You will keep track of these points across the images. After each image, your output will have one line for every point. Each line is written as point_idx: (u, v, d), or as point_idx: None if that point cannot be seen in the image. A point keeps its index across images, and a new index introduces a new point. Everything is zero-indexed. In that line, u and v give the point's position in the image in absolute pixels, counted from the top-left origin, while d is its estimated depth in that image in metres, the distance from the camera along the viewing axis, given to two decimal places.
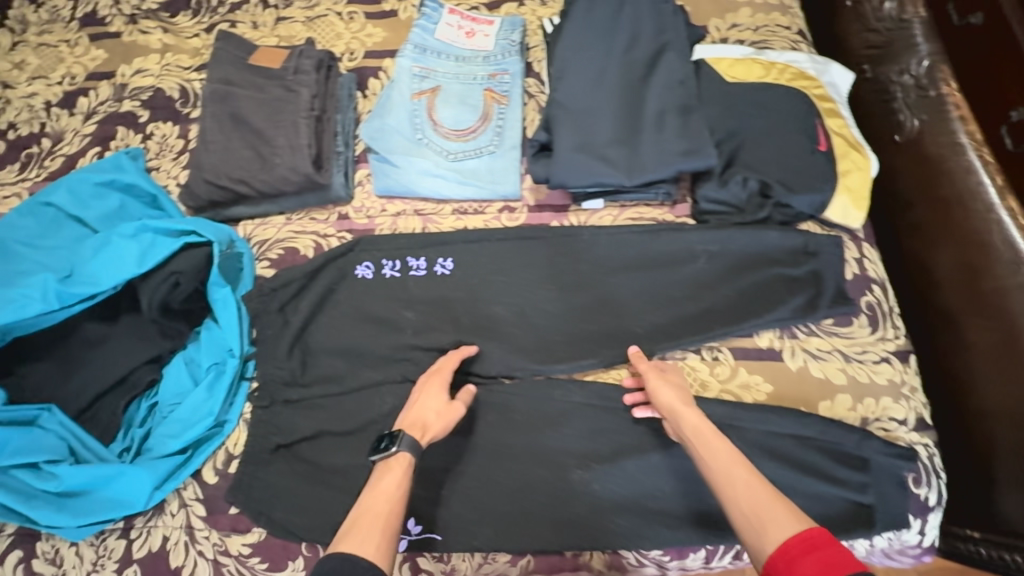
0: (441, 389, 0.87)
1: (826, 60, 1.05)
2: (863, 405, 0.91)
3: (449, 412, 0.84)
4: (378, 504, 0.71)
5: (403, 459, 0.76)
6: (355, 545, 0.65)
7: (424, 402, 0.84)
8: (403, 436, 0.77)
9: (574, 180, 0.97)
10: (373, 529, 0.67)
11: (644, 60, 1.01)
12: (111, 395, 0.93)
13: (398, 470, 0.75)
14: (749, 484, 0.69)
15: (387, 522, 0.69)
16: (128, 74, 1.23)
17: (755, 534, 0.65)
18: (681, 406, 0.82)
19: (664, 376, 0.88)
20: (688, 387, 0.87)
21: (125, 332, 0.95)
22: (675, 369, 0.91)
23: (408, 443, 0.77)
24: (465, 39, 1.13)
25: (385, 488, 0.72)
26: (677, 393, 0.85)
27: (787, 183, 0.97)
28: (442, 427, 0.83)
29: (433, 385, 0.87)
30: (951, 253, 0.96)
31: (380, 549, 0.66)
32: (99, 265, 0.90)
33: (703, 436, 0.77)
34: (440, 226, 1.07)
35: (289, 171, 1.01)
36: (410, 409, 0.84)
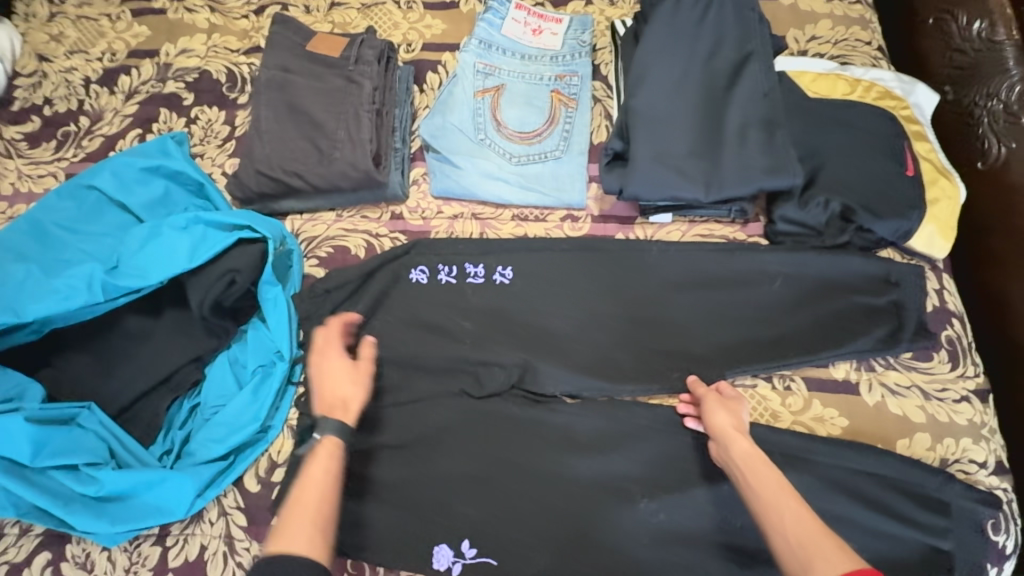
0: (339, 355, 0.85)
1: (913, 80, 1.00)
2: (942, 445, 0.87)
3: (359, 378, 0.83)
4: (306, 496, 0.72)
5: (331, 444, 0.77)
6: (285, 542, 0.66)
7: (332, 377, 0.83)
8: (323, 422, 0.79)
9: (650, 193, 0.93)
10: (304, 524, 0.68)
11: (724, 71, 0.97)
12: (155, 394, 0.89)
13: (326, 456, 0.76)
14: (795, 515, 0.67)
15: (318, 513, 0.70)
16: (172, 54, 1.17)
17: (800, 565, 0.63)
18: (736, 436, 0.79)
19: (724, 402, 0.84)
20: (745, 418, 0.83)
21: (171, 328, 0.91)
22: (737, 393, 0.86)
23: (333, 427, 0.78)
24: (532, 37, 1.08)
25: (309, 479, 0.73)
26: (733, 421, 0.81)
27: (871, 208, 0.92)
28: (358, 390, 0.82)
29: (328, 357, 0.85)
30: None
31: (313, 540, 0.67)
32: (147, 258, 0.86)
33: (750, 463, 0.75)
34: (499, 231, 1.02)
35: (348, 167, 0.96)
36: (323, 389, 0.83)
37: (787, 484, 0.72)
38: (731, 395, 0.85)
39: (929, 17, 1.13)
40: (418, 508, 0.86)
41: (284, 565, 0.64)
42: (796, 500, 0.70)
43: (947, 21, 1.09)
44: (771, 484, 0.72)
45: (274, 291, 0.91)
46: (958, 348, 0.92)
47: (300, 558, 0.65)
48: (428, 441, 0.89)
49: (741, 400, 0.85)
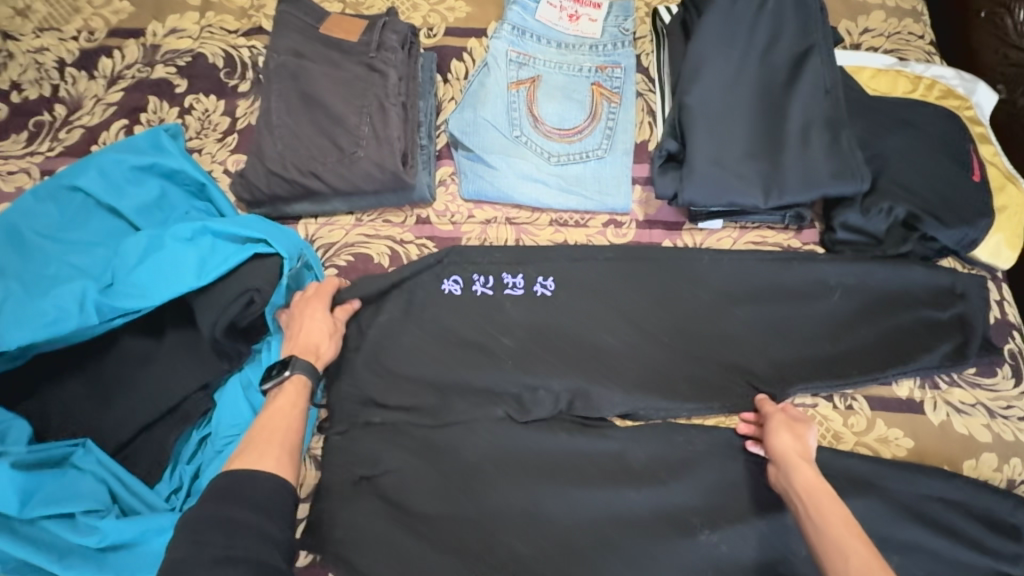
0: (318, 306, 0.82)
1: (973, 78, 0.95)
2: (1009, 466, 0.83)
3: (333, 330, 0.82)
4: (272, 424, 0.72)
5: (301, 382, 0.76)
6: (250, 462, 0.66)
7: (307, 323, 0.80)
8: (296, 360, 0.76)
9: (707, 199, 0.86)
10: (271, 446, 0.69)
11: (783, 66, 0.90)
12: (161, 426, 0.79)
13: (295, 394, 0.75)
14: (863, 565, 0.61)
15: (284, 436, 0.70)
16: (160, 34, 1.04)
17: None
18: (802, 465, 0.73)
19: (792, 426, 0.77)
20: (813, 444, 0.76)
21: (176, 350, 0.80)
22: (807, 416, 0.80)
23: (303, 366, 0.76)
24: (569, 23, 0.99)
25: (276, 407, 0.73)
26: (802, 448, 0.75)
27: (938, 215, 0.87)
28: (331, 343, 0.81)
29: (311, 305, 0.82)
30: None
31: (280, 461, 0.68)
32: (147, 273, 0.76)
33: (814, 497, 0.69)
34: (536, 238, 0.94)
35: (373, 167, 0.86)
36: (296, 333, 0.80)
37: (858, 527, 0.66)
38: (801, 417, 0.79)
39: (981, 12, 1.07)
40: (460, 546, 0.78)
41: (246, 482, 0.64)
42: (866, 547, 0.63)
43: (1001, 15, 1.04)
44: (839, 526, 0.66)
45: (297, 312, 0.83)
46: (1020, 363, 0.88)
47: (263, 476, 0.65)
48: (469, 471, 0.81)
49: (810, 423, 0.78)
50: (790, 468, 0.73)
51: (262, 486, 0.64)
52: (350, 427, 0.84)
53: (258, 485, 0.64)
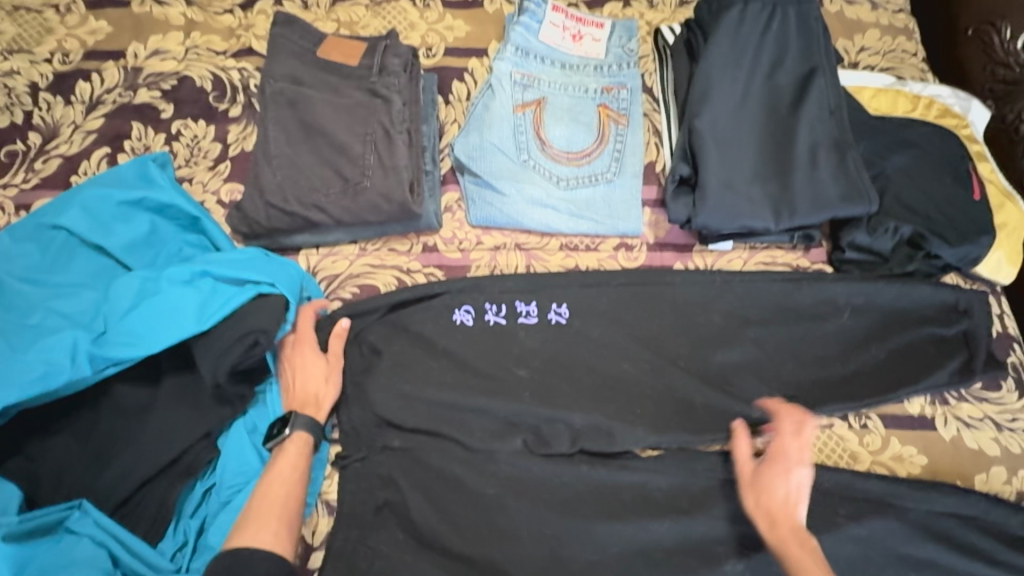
0: (310, 352, 0.81)
1: (968, 97, 0.98)
2: (1018, 479, 0.85)
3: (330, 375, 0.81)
4: (272, 490, 0.72)
5: (300, 439, 0.76)
6: (248, 537, 0.67)
7: (302, 372, 0.80)
8: (296, 418, 0.77)
9: (720, 223, 0.86)
10: (267, 519, 0.69)
11: (787, 88, 0.90)
12: (160, 479, 0.74)
13: (293, 450, 0.75)
14: None
15: (283, 507, 0.71)
16: (142, 55, 0.99)
17: None
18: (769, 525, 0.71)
19: (757, 478, 0.75)
20: (789, 463, 0.74)
21: (177, 399, 0.77)
22: (777, 454, 0.74)
23: (303, 423, 0.77)
24: (572, 43, 0.97)
25: (276, 472, 0.74)
26: (771, 502, 0.72)
27: (943, 233, 0.88)
28: (331, 388, 0.80)
29: (303, 351, 0.80)
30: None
31: (277, 535, 0.68)
32: (143, 319, 0.72)
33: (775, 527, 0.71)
34: (547, 263, 0.92)
35: (379, 198, 0.83)
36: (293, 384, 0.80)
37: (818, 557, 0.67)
38: (764, 465, 0.75)
39: (968, 29, 1.10)
40: None
41: (244, 561, 0.65)
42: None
43: (988, 33, 1.07)
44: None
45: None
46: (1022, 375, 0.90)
47: (260, 554, 0.66)
48: (491, 510, 0.79)
49: (787, 441, 0.75)
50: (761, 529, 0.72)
51: (257, 565, 0.65)
52: (364, 469, 0.81)
53: (252, 565, 0.65)
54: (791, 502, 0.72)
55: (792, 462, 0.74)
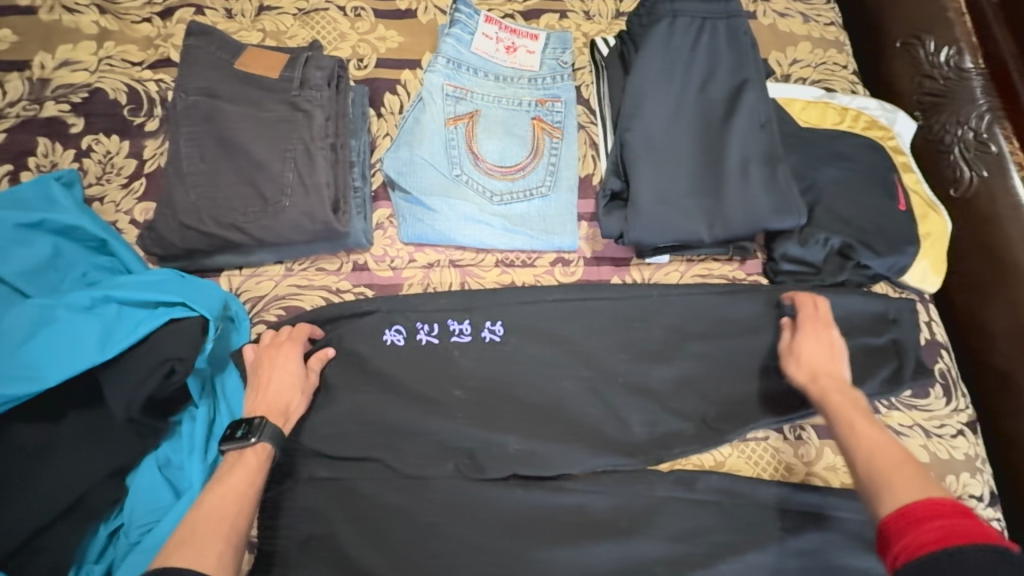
0: (297, 362, 0.78)
1: (894, 108, 1.00)
2: (946, 484, 0.87)
3: (305, 389, 0.78)
4: (223, 505, 0.63)
5: (262, 450, 0.70)
6: (188, 555, 0.56)
7: (281, 381, 0.76)
8: (264, 425, 0.71)
9: (653, 238, 0.85)
10: (214, 536, 0.59)
11: (720, 100, 0.90)
12: (58, 528, 0.68)
13: (253, 460, 0.68)
14: (867, 435, 0.69)
15: (231, 525, 0.61)
16: (50, 66, 0.93)
17: (870, 472, 0.65)
18: (811, 379, 0.79)
19: (795, 347, 0.82)
20: (831, 342, 0.82)
21: (77, 437, 0.70)
22: (808, 327, 0.83)
23: (270, 434, 0.70)
24: (505, 55, 0.95)
25: (231, 483, 0.65)
26: (813, 363, 0.80)
27: (871, 245, 0.89)
28: (304, 406, 0.77)
29: (287, 360, 0.77)
30: (1006, 307, 0.97)
31: (221, 557, 0.58)
32: (41, 351, 0.67)
33: (824, 385, 0.77)
34: (483, 280, 0.90)
35: (301, 217, 0.80)
36: (266, 390, 0.75)
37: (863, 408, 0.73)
38: (800, 337, 0.83)
39: (895, 41, 1.13)
40: None
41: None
42: (870, 421, 0.71)
43: (914, 46, 1.10)
44: (848, 412, 0.72)
45: (236, 378, 0.79)
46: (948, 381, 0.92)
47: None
48: (423, 538, 0.76)
49: (828, 325, 0.84)
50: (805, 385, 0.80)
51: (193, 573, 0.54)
52: (289, 502, 0.77)
53: None
54: (826, 360, 0.80)
55: (822, 331, 0.83)
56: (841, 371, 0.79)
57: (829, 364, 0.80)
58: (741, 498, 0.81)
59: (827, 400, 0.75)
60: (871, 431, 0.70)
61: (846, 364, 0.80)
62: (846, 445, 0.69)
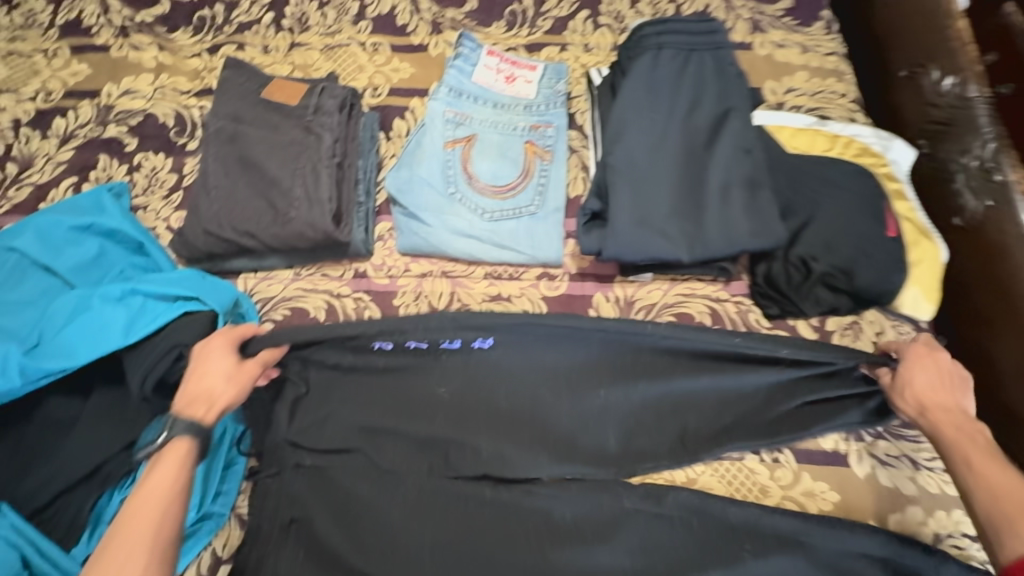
0: (226, 350, 0.76)
1: (891, 135, 0.99)
2: (935, 519, 0.83)
3: (237, 378, 0.75)
4: (147, 506, 0.66)
5: (179, 448, 0.71)
6: (113, 566, 0.61)
7: (206, 368, 0.74)
8: (176, 420, 0.72)
9: (628, 255, 0.88)
10: (137, 545, 0.63)
11: (704, 126, 0.93)
12: (79, 489, 0.78)
13: (171, 459, 0.70)
14: (994, 480, 0.67)
15: (158, 525, 0.65)
16: (115, 94, 1.08)
17: (1000, 524, 0.64)
18: (921, 416, 0.74)
19: (903, 381, 0.76)
20: (947, 371, 0.75)
21: (101, 413, 0.80)
22: (916, 356, 0.77)
23: (183, 428, 0.71)
24: (504, 84, 1.03)
25: (153, 483, 0.68)
26: (926, 395, 0.75)
27: (855, 272, 0.90)
28: (236, 394, 0.74)
29: (215, 349, 0.75)
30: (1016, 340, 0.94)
31: (148, 563, 0.63)
32: (74, 333, 0.76)
33: (940, 420, 0.73)
34: (471, 290, 0.96)
35: (306, 227, 0.89)
36: (191, 380, 0.74)
37: (987, 446, 0.71)
38: (910, 371, 0.76)
39: (900, 71, 1.13)
40: None
41: None
42: (994, 460, 0.69)
43: (919, 75, 1.09)
44: (968, 453, 0.70)
45: None
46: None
47: None
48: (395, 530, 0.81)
49: (943, 354, 0.77)
50: (912, 419, 0.75)
51: None
52: (277, 485, 0.84)
53: None
54: (940, 392, 0.75)
55: (931, 356, 0.77)
56: (957, 403, 0.74)
57: (947, 399, 0.74)
58: (709, 516, 0.82)
59: (943, 441, 0.72)
60: (995, 471, 0.68)
61: (960, 394, 0.75)
62: (966, 488, 0.69)
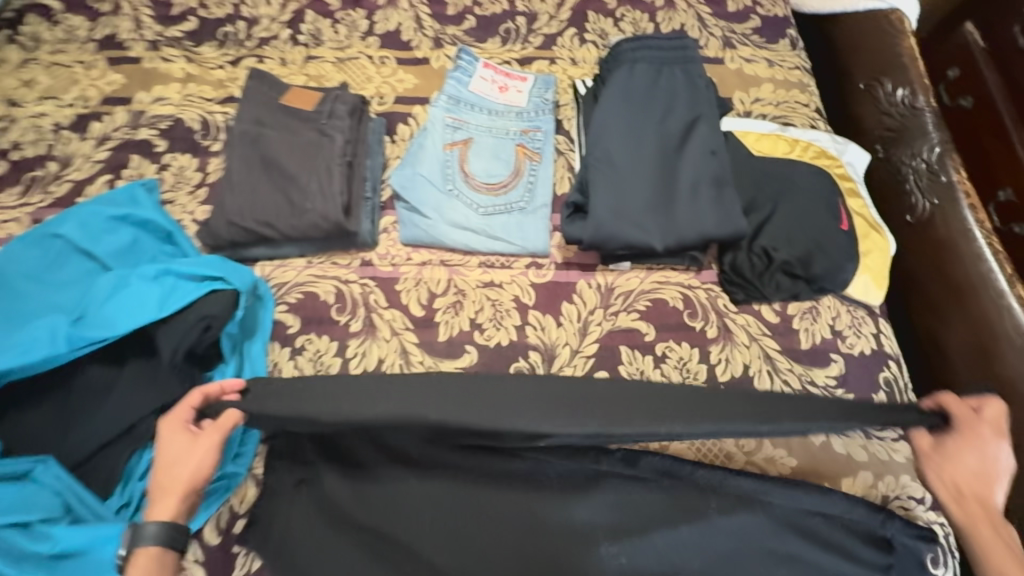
0: (183, 435, 0.80)
1: (845, 141, 1.11)
2: (883, 483, 0.93)
3: (197, 457, 0.79)
4: None
5: (149, 552, 0.75)
6: None
7: (168, 457, 0.79)
8: (143, 523, 0.76)
9: (606, 243, 0.99)
10: None
11: (676, 131, 1.04)
12: (114, 446, 0.87)
13: (144, 563, 0.74)
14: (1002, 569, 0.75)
15: None
16: (147, 101, 1.20)
17: None
18: (952, 496, 0.80)
19: (945, 455, 0.80)
20: (996, 462, 0.79)
21: (134, 381, 0.90)
22: (972, 442, 0.79)
23: (148, 532, 0.75)
24: (498, 93, 1.14)
25: None
26: (962, 481, 0.80)
27: (810, 262, 1.01)
28: (201, 469, 0.79)
29: (173, 438, 0.80)
30: (964, 331, 1.03)
31: None
32: (115, 307, 0.86)
33: (969, 509, 0.79)
34: (466, 278, 1.06)
35: (319, 219, 1.00)
36: (160, 472, 0.79)
37: (1008, 538, 0.77)
38: (956, 454, 0.80)
39: (858, 83, 1.24)
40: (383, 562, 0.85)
41: None
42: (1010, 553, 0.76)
43: (875, 87, 1.20)
44: (987, 543, 0.77)
45: (260, 346, 0.98)
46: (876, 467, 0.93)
47: None
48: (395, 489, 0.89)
49: (997, 444, 0.80)
50: (944, 497, 0.81)
51: None
52: (288, 450, 0.93)
53: None
54: (981, 482, 0.80)
55: (988, 443, 0.79)
56: (989, 492, 0.80)
57: (983, 486, 0.80)
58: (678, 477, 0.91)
59: (963, 523, 0.79)
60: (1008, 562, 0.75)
61: (999, 486, 0.80)
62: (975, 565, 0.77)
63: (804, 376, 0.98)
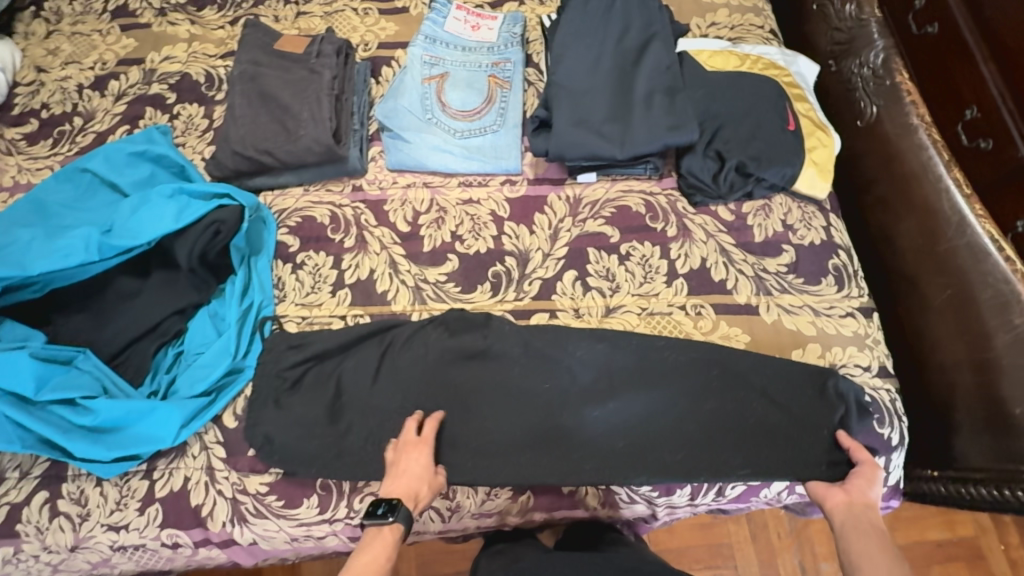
0: (428, 456, 0.90)
1: (794, 53, 1.21)
2: (831, 353, 1.02)
3: (429, 480, 0.88)
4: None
5: (396, 528, 0.81)
6: None
7: (409, 466, 0.88)
8: (399, 505, 0.82)
9: (569, 151, 1.09)
10: None
11: (633, 50, 1.15)
12: (143, 342, 1.02)
13: (388, 538, 0.80)
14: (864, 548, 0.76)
15: None
16: (157, 60, 1.33)
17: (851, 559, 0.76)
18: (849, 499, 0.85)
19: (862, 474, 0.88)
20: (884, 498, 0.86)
21: (159, 288, 1.05)
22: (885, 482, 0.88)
23: (405, 515, 0.81)
24: (471, 32, 1.25)
25: (371, 556, 0.78)
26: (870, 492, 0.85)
27: (762, 159, 1.09)
28: (430, 492, 0.87)
29: (418, 450, 0.90)
30: (914, 223, 1.07)
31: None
32: (137, 221, 1.01)
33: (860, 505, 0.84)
34: (447, 197, 1.16)
35: (312, 144, 1.12)
36: (401, 477, 0.87)
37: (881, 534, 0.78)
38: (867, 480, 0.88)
39: (812, 6, 1.32)
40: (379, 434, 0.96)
41: None
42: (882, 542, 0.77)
43: (825, 6, 1.28)
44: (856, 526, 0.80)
45: (265, 261, 1.09)
46: (844, 411, 0.95)
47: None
48: (387, 391, 0.99)
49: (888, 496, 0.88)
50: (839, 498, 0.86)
51: None
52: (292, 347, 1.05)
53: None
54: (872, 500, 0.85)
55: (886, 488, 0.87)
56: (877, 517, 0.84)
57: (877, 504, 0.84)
58: (648, 353, 0.99)
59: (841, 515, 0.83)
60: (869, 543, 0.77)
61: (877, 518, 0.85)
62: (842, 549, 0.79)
63: (757, 265, 1.07)
